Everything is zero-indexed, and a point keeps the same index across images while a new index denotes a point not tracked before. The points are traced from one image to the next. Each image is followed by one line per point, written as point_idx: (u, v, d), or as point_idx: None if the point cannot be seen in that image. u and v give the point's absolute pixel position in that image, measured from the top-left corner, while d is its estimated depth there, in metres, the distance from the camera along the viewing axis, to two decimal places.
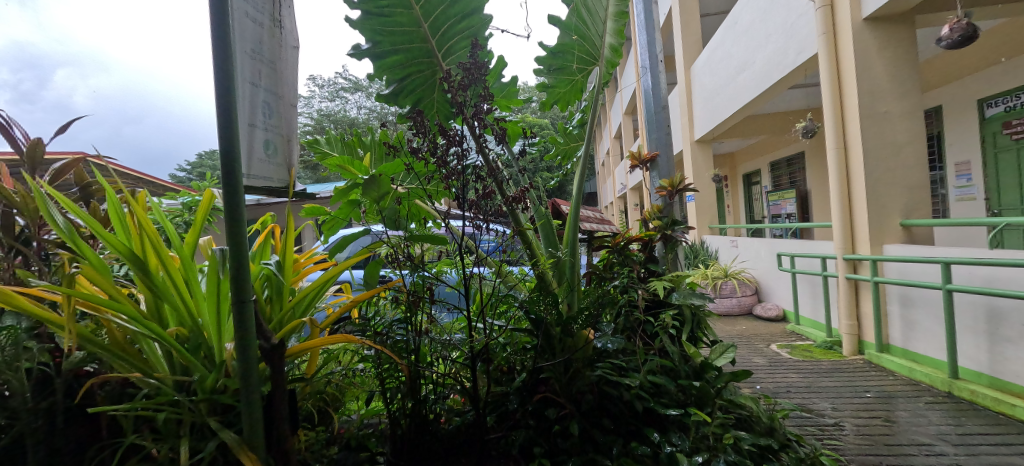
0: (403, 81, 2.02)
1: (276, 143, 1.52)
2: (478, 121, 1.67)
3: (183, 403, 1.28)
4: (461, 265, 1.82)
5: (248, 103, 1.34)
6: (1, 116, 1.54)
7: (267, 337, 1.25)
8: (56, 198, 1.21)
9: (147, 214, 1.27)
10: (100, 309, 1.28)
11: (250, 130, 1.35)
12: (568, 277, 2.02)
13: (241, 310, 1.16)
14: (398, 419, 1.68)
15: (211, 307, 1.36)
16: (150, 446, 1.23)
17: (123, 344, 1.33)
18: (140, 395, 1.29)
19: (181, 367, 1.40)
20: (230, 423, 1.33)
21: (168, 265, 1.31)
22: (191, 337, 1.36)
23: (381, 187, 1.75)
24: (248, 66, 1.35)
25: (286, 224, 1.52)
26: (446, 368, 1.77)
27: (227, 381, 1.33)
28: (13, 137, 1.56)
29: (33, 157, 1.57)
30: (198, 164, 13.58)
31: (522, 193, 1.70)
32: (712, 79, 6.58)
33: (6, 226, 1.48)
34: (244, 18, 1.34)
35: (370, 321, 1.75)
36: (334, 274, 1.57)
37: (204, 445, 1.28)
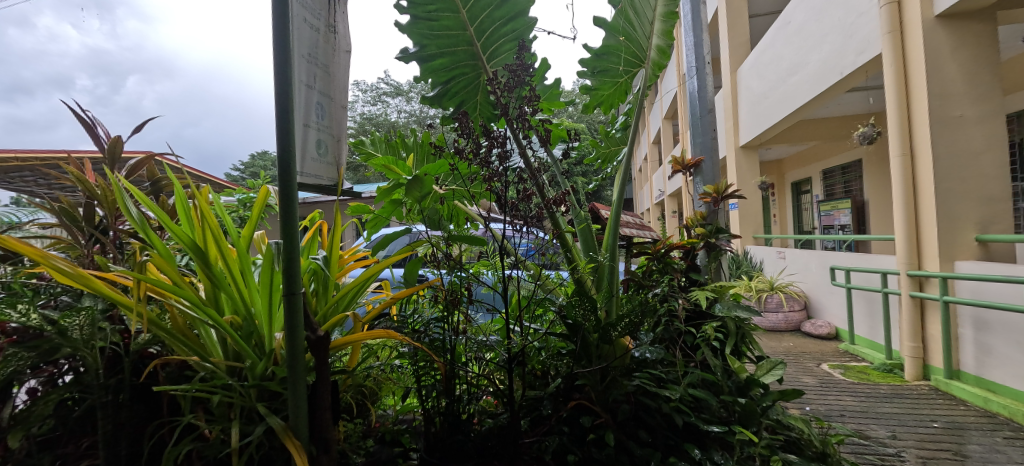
0: (448, 83, 2.03)
1: (327, 144, 1.57)
2: (521, 123, 1.69)
3: (235, 387, 1.35)
4: (498, 266, 1.84)
5: (302, 103, 1.41)
6: (88, 116, 1.69)
7: (313, 328, 1.29)
8: (134, 192, 1.33)
9: (210, 207, 1.36)
10: (165, 294, 1.37)
11: (305, 130, 1.42)
12: (607, 283, 1.98)
13: (291, 300, 1.23)
14: (433, 416, 1.73)
15: (265, 297, 1.43)
16: (204, 426, 1.32)
17: (183, 328, 1.42)
18: (196, 377, 1.38)
19: (233, 353, 1.48)
20: (277, 410, 1.41)
21: (226, 256, 1.39)
22: (245, 325, 1.43)
23: (424, 188, 1.74)
24: (304, 69, 1.42)
25: (334, 221, 1.57)
26: (480, 368, 1.79)
27: (276, 368, 1.40)
28: (96, 135, 1.71)
29: (113, 153, 1.71)
30: (250, 164, 14.42)
31: (563, 195, 1.68)
32: (760, 82, 6.30)
33: (88, 216, 1.61)
34: (302, 23, 1.41)
35: (408, 318, 1.83)
36: (376, 271, 1.62)
37: (252, 429, 1.35)
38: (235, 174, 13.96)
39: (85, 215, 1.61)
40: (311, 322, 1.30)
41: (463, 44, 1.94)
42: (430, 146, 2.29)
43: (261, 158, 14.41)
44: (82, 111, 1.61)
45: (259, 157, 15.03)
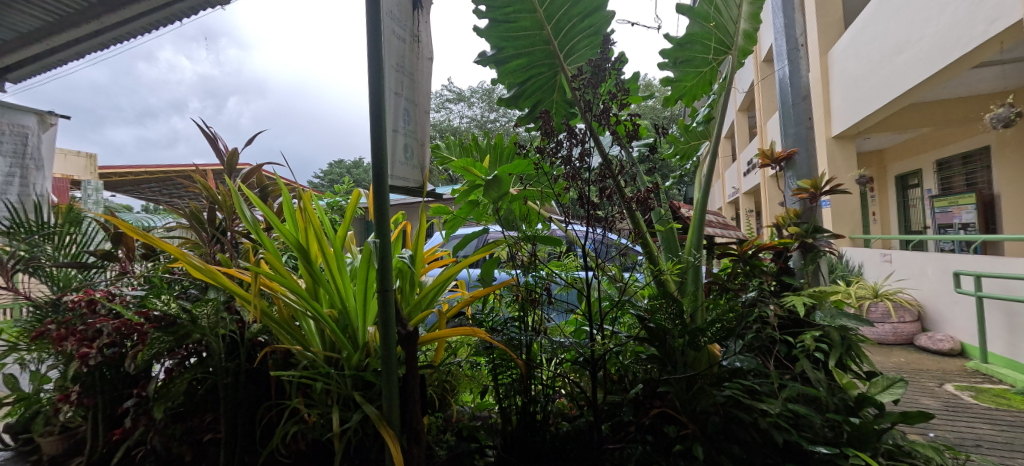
0: (524, 84, 2.04)
1: (413, 148, 1.65)
2: (602, 120, 1.64)
3: (334, 376, 1.48)
4: (569, 267, 1.90)
5: (392, 110, 1.49)
6: (212, 131, 1.93)
7: (404, 324, 1.37)
8: (250, 197, 1.49)
9: (313, 210, 1.49)
10: (275, 288, 1.52)
11: (394, 136, 1.50)
12: (691, 288, 1.88)
13: (384, 297, 1.32)
14: (509, 414, 1.74)
15: (360, 293, 1.54)
16: (306, 410, 1.45)
17: (288, 320, 1.57)
18: (300, 365, 1.52)
19: (330, 344, 1.61)
20: (371, 399, 1.51)
21: (327, 255, 1.51)
22: (342, 319, 1.55)
23: (501, 188, 1.76)
24: (393, 78, 1.50)
25: (420, 222, 1.68)
26: (556, 370, 1.78)
27: (370, 359, 1.53)
28: (217, 148, 1.94)
29: (231, 164, 1.93)
30: (328, 172, 15.55)
31: (648, 193, 1.60)
32: (858, 64, 5.63)
33: (211, 219, 1.83)
34: (392, 35, 1.49)
35: (485, 318, 1.87)
36: (454, 272, 1.69)
37: (350, 416, 1.47)
38: (315, 182, 15.13)
39: (208, 218, 1.82)
40: (402, 318, 1.39)
41: (541, 44, 1.93)
42: (503, 148, 2.31)
43: (337, 165, 15.48)
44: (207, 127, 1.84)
45: (330, 166, 16.05)
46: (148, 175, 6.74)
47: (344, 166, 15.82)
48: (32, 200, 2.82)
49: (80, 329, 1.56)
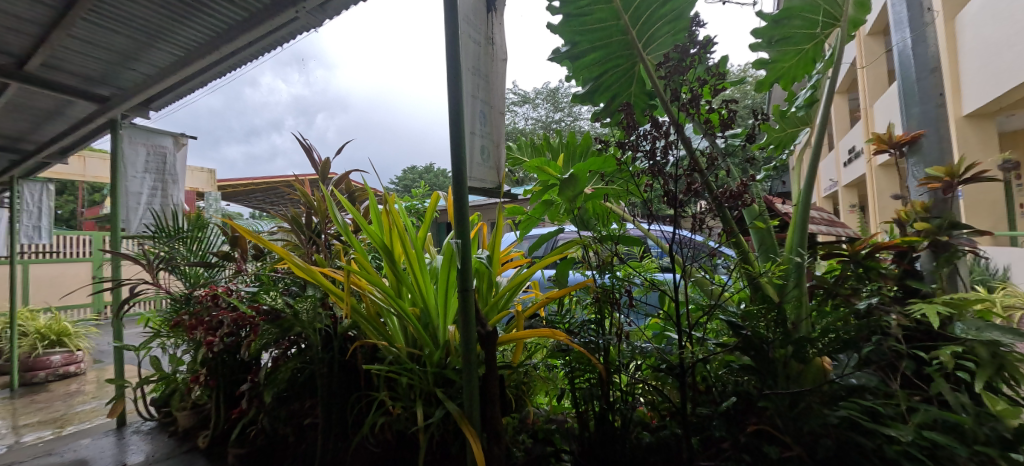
0: (600, 78, 1.97)
1: (489, 149, 1.66)
2: (689, 109, 1.51)
3: (417, 371, 1.54)
4: (648, 269, 1.81)
5: (469, 113, 1.52)
6: (307, 142, 2.11)
7: (483, 324, 1.40)
8: (342, 202, 1.60)
9: (397, 212, 1.56)
10: (363, 286, 1.61)
11: (472, 138, 1.52)
12: (792, 293, 1.69)
13: (466, 296, 1.35)
14: (587, 419, 1.68)
15: (441, 291, 1.59)
16: (392, 402, 1.52)
17: (375, 317, 1.65)
18: (387, 359, 1.60)
19: (412, 340, 1.67)
20: (452, 396, 1.54)
21: (410, 255, 1.58)
22: (424, 317, 1.61)
23: (578, 187, 1.72)
24: (470, 82, 1.53)
25: (496, 223, 1.70)
26: (637, 376, 1.69)
27: (451, 358, 1.56)
28: (312, 158, 2.11)
29: (324, 172, 2.09)
30: (404, 178, 16.41)
31: (743, 187, 1.44)
32: (995, 29, 4.75)
33: (308, 222, 1.99)
34: (468, 39, 1.52)
35: (561, 319, 1.84)
36: (529, 274, 1.69)
37: (433, 411, 1.51)
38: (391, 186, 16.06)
39: (305, 222, 1.99)
40: (482, 319, 1.42)
41: (618, 34, 1.84)
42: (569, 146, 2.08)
43: (410, 172, 16.28)
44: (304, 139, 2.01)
45: (405, 171, 16.96)
46: (252, 185, 7.59)
47: (418, 172, 16.57)
48: (170, 208, 3.27)
49: (206, 319, 1.78)
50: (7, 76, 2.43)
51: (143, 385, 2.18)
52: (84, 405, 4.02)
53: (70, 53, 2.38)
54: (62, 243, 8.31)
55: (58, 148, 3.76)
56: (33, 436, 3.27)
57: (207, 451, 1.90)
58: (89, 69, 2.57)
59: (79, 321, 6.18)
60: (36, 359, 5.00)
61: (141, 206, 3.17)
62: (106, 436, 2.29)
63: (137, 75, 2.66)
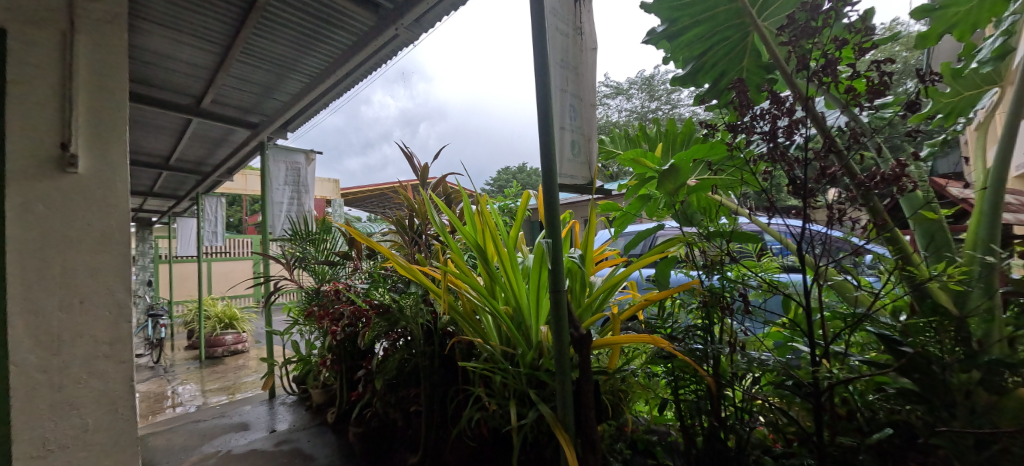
0: (703, 56, 1.76)
1: (582, 144, 1.59)
2: (823, 78, 1.24)
3: (510, 371, 1.55)
4: (766, 270, 1.59)
5: (558, 107, 1.47)
6: (408, 150, 2.25)
7: (576, 327, 1.36)
8: (439, 204, 1.68)
9: (489, 212, 1.59)
10: (459, 285, 1.66)
11: (561, 133, 1.47)
12: (973, 302, 1.32)
13: (558, 298, 1.33)
14: (693, 435, 1.52)
15: (533, 291, 1.58)
16: (487, 398, 1.55)
17: (471, 315, 1.70)
18: (482, 357, 1.64)
19: (506, 339, 1.68)
20: (545, 399, 1.52)
21: (502, 255, 1.59)
22: (516, 316, 1.61)
23: (679, 179, 1.55)
24: (557, 75, 1.48)
25: (588, 220, 1.63)
26: (754, 392, 1.48)
27: (544, 359, 1.53)
28: (413, 164, 2.26)
29: (423, 177, 2.22)
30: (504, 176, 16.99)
31: (900, 169, 1.15)
32: None
33: (411, 224, 2.14)
34: (553, 32, 1.46)
35: (662, 324, 1.70)
36: (626, 274, 1.60)
37: (526, 412, 1.51)
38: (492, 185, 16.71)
39: (408, 224, 2.14)
40: (574, 321, 1.38)
41: (725, 3, 1.60)
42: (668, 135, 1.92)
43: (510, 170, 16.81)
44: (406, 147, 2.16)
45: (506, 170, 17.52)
46: (370, 190, 8.52)
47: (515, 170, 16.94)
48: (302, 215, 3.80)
49: (331, 311, 2.04)
50: (190, 113, 3.04)
51: (285, 365, 2.57)
52: (250, 377, 4.93)
53: (231, 89, 2.88)
54: (234, 245, 10.25)
55: (227, 168, 4.60)
56: (214, 399, 4.11)
57: (334, 426, 2.20)
58: (245, 101, 3.09)
59: (246, 308, 7.57)
60: (216, 337, 6.29)
61: (282, 213, 3.80)
62: (262, 404, 2.75)
63: (279, 102, 3.13)
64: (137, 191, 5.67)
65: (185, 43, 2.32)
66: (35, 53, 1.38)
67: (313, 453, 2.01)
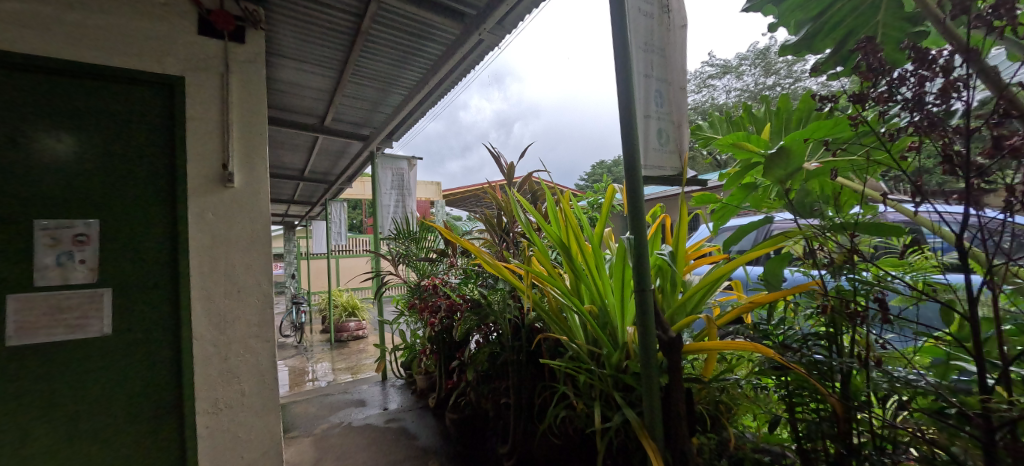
0: (823, 15, 1.45)
1: (672, 132, 1.47)
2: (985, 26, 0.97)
3: (596, 372, 1.50)
4: (914, 268, 1.34)
5: (642, 95, 1.40)
6: (495, 150, 2.31)
7: (665, 329, 1.28)
8: (524, 202, 1.71)
9: (571, 208, 1.56)
10: (544, 282, 1.67)
11: (645, 122, 1.40)
12: None
13: (644, 297, 1.26)
14: (815, 461, 1.31)
15: (618, 290, 1.51)
16: (574, 398, 1.53)
17: (555, 312, 1.69)
18: (567, 355, 1.61)
19: (592, 339, 1.64)
20: (633, 403, 1.45)
21: (585, 252, 1.56)
22: (601, 315, 1.56)
23: (792, 161, 1.32)
24: (640, 60, 1.40)
25: (680, 214, 1.51)
26: (900, 419, 1.22)
27: (630, 362, 1.46)
28: (500, 164, 2.32)
29: (510, 176, 2.27)
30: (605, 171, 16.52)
31: None
32: None
33: (499, 222, 2.20)
34: (636, 15, 1.39)
35: (775, 330, 1.49)
36: (728, 271, 1.44)
37: (612, 415, 1.45)
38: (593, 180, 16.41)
39: (497, 222, 2.20)
40: (663, 322, 1.30)
41: None
42: (787, 110, 1.63)
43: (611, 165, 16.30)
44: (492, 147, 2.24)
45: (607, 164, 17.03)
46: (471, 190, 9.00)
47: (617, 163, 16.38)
48: (404, 216, 4.17)
49: (429, 304, 2.24)
50: (316, 131, 3.53)
51: (394, 351, 2.85)
52: (368, 360, 5.61)
53: (347, 107, 3.28)
54: (356, 244, 11.62)
55: (345, 176, 5.23)
56: (341, 377, 4.78)
57: (435, 410, 2.44)
58: (359, 117, 3.50)
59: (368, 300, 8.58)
60: (341, 324, 7.28)
61: (391, 214, 4.24)
62: (376, 385, 3.10)
63: (384, 115, 3.48)
64: (280, 199, 6.73)
65: (311, 71, 2.71)
66: (203, 93, 1.80)
67: (418, 433, 2.24)
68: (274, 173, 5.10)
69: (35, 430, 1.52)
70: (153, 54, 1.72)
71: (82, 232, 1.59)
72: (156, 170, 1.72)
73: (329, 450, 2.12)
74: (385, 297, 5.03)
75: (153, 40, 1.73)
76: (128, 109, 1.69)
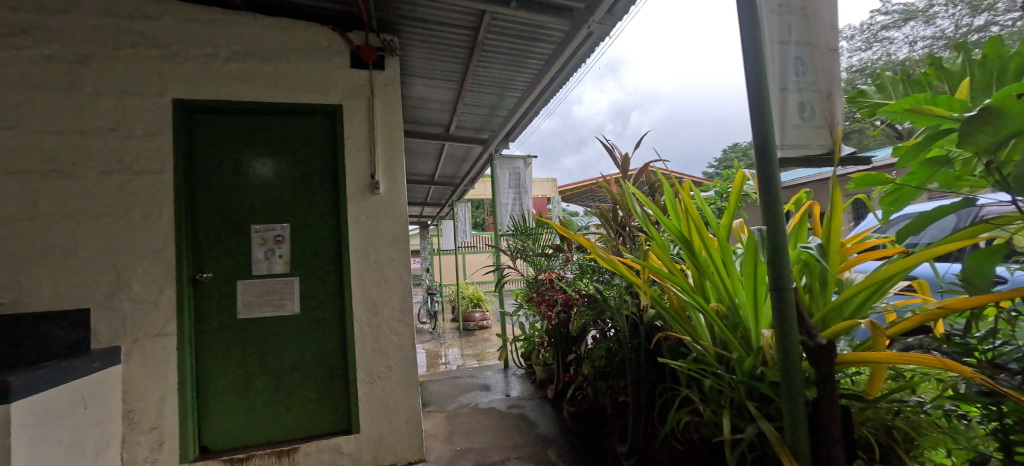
0: None
1: (819, 103, 1.25)
2: None
3: (725, 377, 1.36)
4: None
5: (776, 65, 1.21)
6: (608, 143, 2.24)
7: (812, 335, 1.09)
8: (640, 195, 1.63)
9: (691, 199, 1.44)
10: (663, 278, 1.57)
11: (781, 96, 1.21)
12: None
13: (782, 298, 1.10)
14: None
15: (749, 288, 1.35)
16: (698, 404, 1.41)
17: (677, 310, 1.58)
18: (690, 357, 1.49)
19: (721, 341, 1.50)
20: (771, 416, 1.28)
21: (709, 246, 1.43)
22: (729, 316, 1.42)
23: (1011, 124, 1.00)
24: (773, 25, 1.22)
25: (833, 200, 1.27)
26: None
27: (766, 370, 1.29)
28: (614, 156, 2.24)
29: (625, 167, 2.17)
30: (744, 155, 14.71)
31: None
32: None
33: (614, 216, 2.13)
34: None
35: (979, 344, 1.15)
36: (904, 268, 1.15)
37: (745, 426, 1.31)
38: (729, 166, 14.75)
39: (612, 216, 2.13)
40: (809, 327, 1.11)
41: None
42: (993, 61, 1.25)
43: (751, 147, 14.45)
44: (605, 140, 2.17)
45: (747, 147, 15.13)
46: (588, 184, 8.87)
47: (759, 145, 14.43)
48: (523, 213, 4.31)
49: (546, 298, 2.34)
50: (443, 138, 3.86)
51: (514, 341, 2.98)
52: (492, 348, 5.96)
53: (469, 114, 3.53)
54: (480, 240, 12.37)
55: (469, 177, 5.61)
56: (468, 362, 5.22)
57: (554, 401, 2.49)
58: (479, 122, 3.73)
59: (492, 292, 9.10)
60: (467, 314, 7.88)
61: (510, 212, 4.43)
62: (498, 372, 3.29)
63: (501, 118, 3.65)
64: (415, 201, 7.52)
65: (438, 85, 2.98)
66: (355, 116, 2.16)
67: (537, 421, 2.33)
68: (410, 179, 5.72)
69: (255, 382, 2.01)
70: (319, 89, 2.14)
71: (280, 233, 2.06)
72: (325, 184, 2.13)
73: (458, 427, 2.34)
74: (506, 290, 5.30)
75: (319, 78, 2.14)
76: (308, 137, 2.14)
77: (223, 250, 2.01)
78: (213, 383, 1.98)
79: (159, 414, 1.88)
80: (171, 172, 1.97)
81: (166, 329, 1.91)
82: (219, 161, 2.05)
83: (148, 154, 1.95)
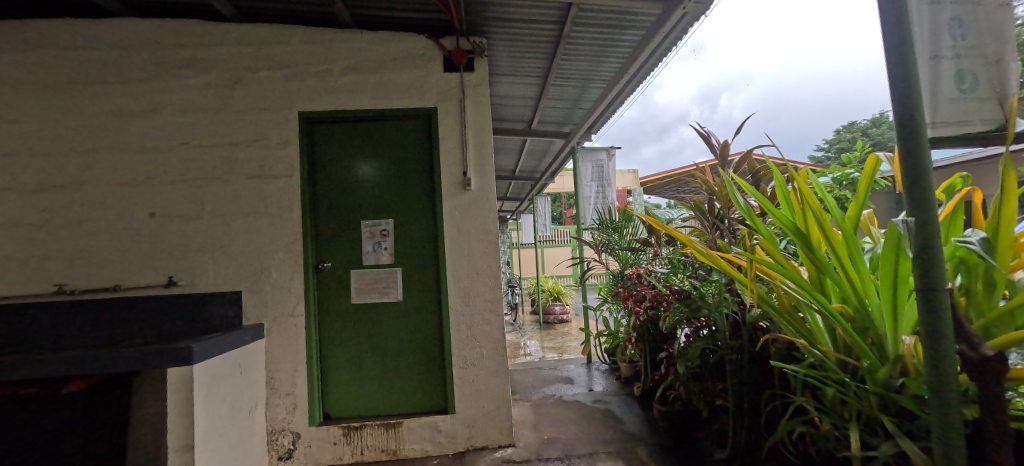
0: None
1: (982, 71, 1.05)
2: None
3: (852, 387, 1.22)
4: None
5: (924, 29, 1.05)
6: (704, 130, 2.10)
7: (974, 345, 0.93)
8: (743, 184, 1.50)
9: (810, 187, 1.29)
10: (772, 275, 1.44)
11: (931, 65, 1.04)
12: None
13: (934, 301, 0.94)
14: None
15: (886, 289, 1.18)
16: (817, 414, 1.28)
17: (789, 310, 1.43)
18: (807, 362, 1.36)
19: (845, 346, 1.34)
20: (913, 435, 1.12)
21: (832, 240, 1.28)
22: (858, 319, 1.26)
23: None
24: None
25: (1004, 185, 1.06)
26: None
27: (909, 382, 1.12)
28: (711, 144, 2.09)
29: (723, 156, 2.02)
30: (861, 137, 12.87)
31: None
32: None
33: (711, 208, 1.99)
34: None
35: None
36: None
37: (877, 444, 1.16)
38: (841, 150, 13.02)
39: (709, 208, 2.00)
40: (970, 335, 0.95)
41: None
42: None
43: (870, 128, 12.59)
44: (701, 128, 2.03)
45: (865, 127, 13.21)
46: None
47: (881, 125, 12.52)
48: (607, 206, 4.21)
49: (635, 293, 2.27)
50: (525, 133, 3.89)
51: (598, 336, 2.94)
52: (573, 342, 5.94)
53: (551, 109, 3.52)
54: (559, 235, 12.34)
55: (549, 171, 5.60)
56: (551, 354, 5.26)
57: (640, 399, 2.44)
58: (561, 116, 3.71)
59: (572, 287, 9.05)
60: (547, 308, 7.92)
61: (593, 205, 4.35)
62: (581, 366, 3.28)
63: (584, 111, 3.59)
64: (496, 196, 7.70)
65: (523, 81, 3.01)
66: (449, 117, 2.27)
67: (624, 418, 2.28)
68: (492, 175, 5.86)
69: (365, 361, 2.22)
70: (416, 93, 2.28)
71: (385, 227, 2.25)
72: (423, 181, 2.28)
73: (545, 416, 2.37)
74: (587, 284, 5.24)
75: (416, 84, 2.29)
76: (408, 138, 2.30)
77: (337, 243, 2.25)
78: (332, 360, 2.22)
79: (294, 382, 2.17)
80: (298, 175, 2.24)
81: (297, 310, 2.18)
82: (334, 163, 2.29)
83: (279, 160, 2.25)
